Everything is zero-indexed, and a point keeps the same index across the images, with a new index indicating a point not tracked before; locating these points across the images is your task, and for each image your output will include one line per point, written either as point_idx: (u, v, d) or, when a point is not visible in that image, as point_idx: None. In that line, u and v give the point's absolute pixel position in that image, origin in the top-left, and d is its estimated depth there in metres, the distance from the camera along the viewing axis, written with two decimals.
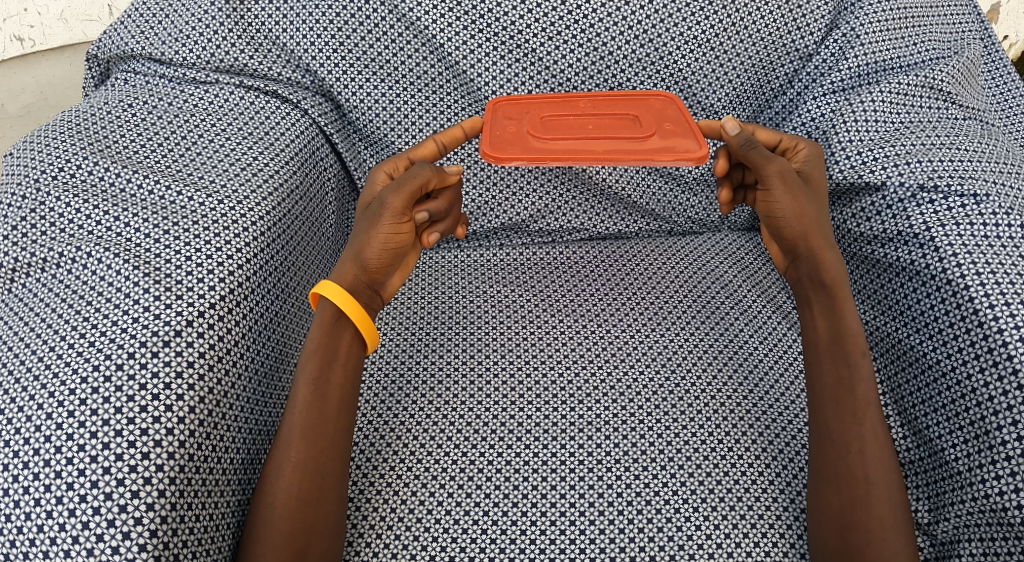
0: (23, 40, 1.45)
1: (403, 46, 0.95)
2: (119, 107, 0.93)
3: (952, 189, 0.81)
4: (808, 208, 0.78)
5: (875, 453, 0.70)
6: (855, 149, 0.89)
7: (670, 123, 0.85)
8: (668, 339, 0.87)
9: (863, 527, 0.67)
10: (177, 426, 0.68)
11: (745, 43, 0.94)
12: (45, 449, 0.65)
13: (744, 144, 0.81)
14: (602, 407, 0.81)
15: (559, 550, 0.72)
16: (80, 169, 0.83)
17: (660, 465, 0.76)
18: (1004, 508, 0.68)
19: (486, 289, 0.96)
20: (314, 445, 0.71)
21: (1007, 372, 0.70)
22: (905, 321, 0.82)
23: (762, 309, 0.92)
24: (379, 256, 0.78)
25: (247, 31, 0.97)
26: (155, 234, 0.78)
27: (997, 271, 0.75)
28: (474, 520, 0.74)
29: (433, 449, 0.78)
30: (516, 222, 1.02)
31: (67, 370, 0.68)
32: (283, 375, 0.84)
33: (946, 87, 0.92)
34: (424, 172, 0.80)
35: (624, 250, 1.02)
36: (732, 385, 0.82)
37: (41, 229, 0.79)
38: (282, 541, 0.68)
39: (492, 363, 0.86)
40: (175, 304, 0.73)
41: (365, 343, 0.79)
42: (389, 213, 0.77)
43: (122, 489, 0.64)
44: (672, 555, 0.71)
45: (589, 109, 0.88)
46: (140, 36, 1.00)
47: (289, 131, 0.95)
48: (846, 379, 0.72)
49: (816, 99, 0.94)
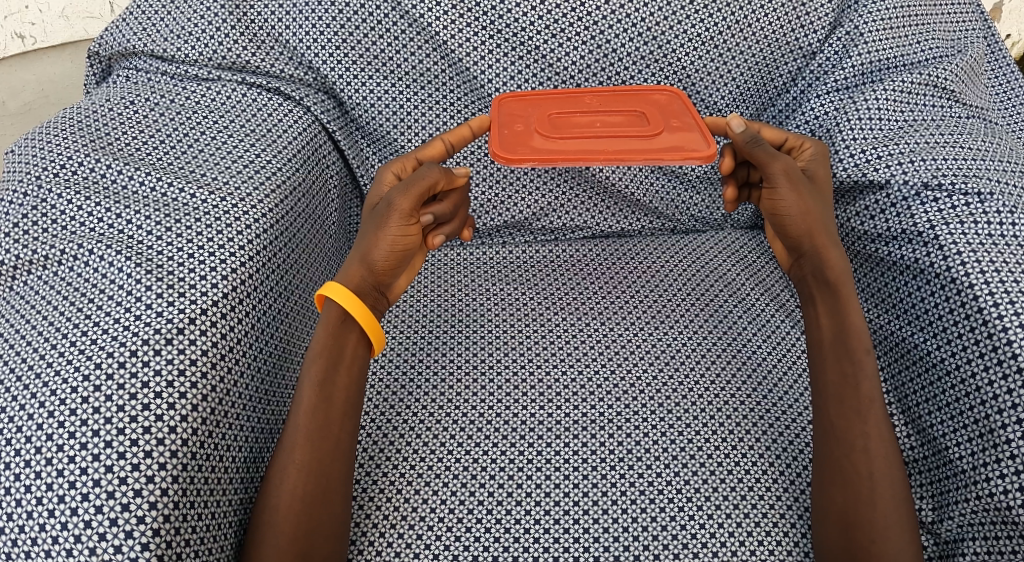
0: (25, 38, 1.44)
1: (405, 44, 0.94)
2: (122, 104, 0.93)
3: (956, 187, 0.81)
4: (814, 206, 0.77)
5: (879, 450, 0.70)
6: (858, 147, 0.88)
7: (676, 119, 0.85)
8: (672, 337, 0.87)
9: (868, 525, 0.67)
10: (180, 424, 0.68)
11: (749, 41, 0.94)
12: (47, 447, 0.65)
13: (750, 142, 0.81)
14: (605, 405, 0.81)
15: (564, 549, 0.72)
16: (82, 166, 0.83)
17: (664, 464, 0.76)
18: (1008, 506, 0.68)
19: (489, 287, 0.96)
20: (319, 444, 0.71)
21: (1011, 371, 0.70)
22: (909, 320, 0.82)
23: (767, 307, 0.91)
24: (387, 257, 0.78)
25: (249, 27, 0.97)
26: (158, 231, 0.78)
27: (1001, 269, 0.75)
28: (478, 519, 0.74)
29: (437, 447, 0.78)
30: (519, 220, 1.02)
31: (69, 369, 0.68)
32: (286, 374, 0.83)
33: (949, 85, 0.92)
34: (433, 172, 0.80)
35: (626, 248, 1.02)
36: (737, 383, 0.82)
37: (42, 226, 0.79)
38: (288, 540, 0.68)
39: (496, 361, 0.86)
40: (178, 302, 0.73)
41: (372, 344, 0.78)
42: (397, 214, 0.77)
43: (125, 488, 0.64)
44: (676, 553, 0.71)
45: (595, 107, 0.88)
46: (142, 33, 1.00)
47: (291, 128, 0.95)
48: (852, 378, 0.72)
49: (819, 98, 0.94)
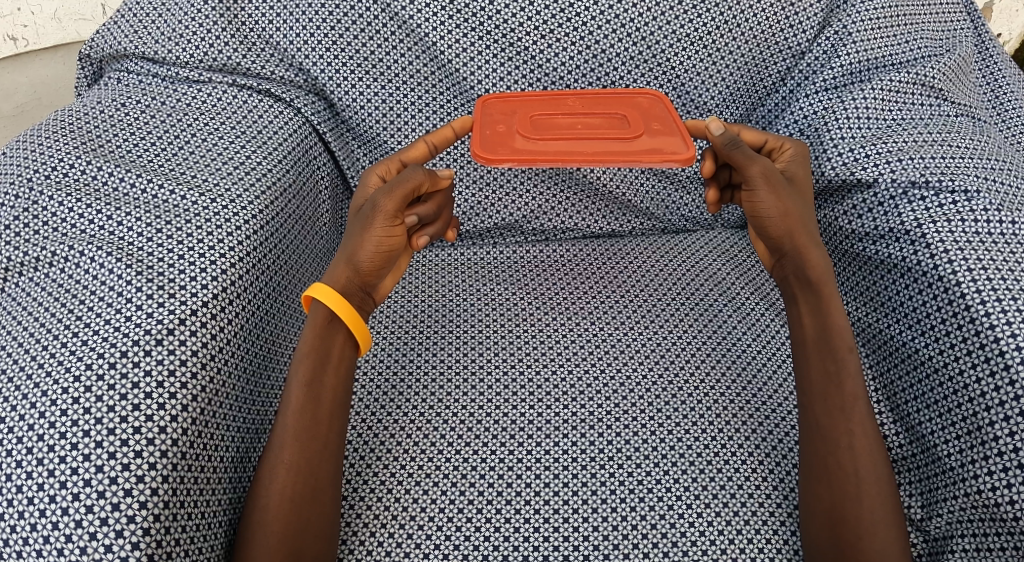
0: (17, 40, 1.44)
1: (395, 46, 0.95)
2: (113, 106, 0.93)
3: (944, 186, 0.81)
4: (794, 207, 0.78)
5: (863, 448, 0.70)
6: (847, 147, 0.89)
7: (659, 122, 0.85)
8: (662, 335, 0.87)
9: (854, 524, 0.67)
10: (171, 424, 0.68)
11: (739, 42, 0.94)
12: (38, 448, 0.65)
13: (728, 144, 0.81)
14: (596, 404, 0.81)
15: (553, 547, 0.72)
16: (74, 169, 0.83)
17: (654, 462, 0.76)
18: (997, 504, 0.68)
19: (481, 287, 0.96)
20: (308, 445, 0.71)
21: (1000, 369, 0.70)
22: (897, 317, 0.82)
23: (756, 306, 0.92)
24: (372, 258, 0.78)
25: (241, 30, 0.97)
26: (148, 234, 0.79)
27: (989, 267, 0.75)
28: (469, 518, 0.74)
29: (427, 447, 0.79)
30: (510, 222, 1.02)
31: (59, 369, 0.68)
32: (274, 373, 0.83)
33: (939, 84, 0.92)
34: (417, 174, 0.80)
35: (617, 249, 1.02)
36: (726, 382, 0.82)
37: (34, 228, 0.79)
38: (276, 541, 0.68)
39: (487, 361, 0.86)
40: (168, 303, 0.73)
41: (359, 346, 0.79)
42: (381, 215, 0.77)
43: (116, 488, 0.64)
44: (665, 551, 0.71)
45: (577, 108, 0.88)
46: (134, 35, 1.00)
47: (282, 131, 0.96)
48: (835, 377, 0.73)
49: (809, 97, 0.94)
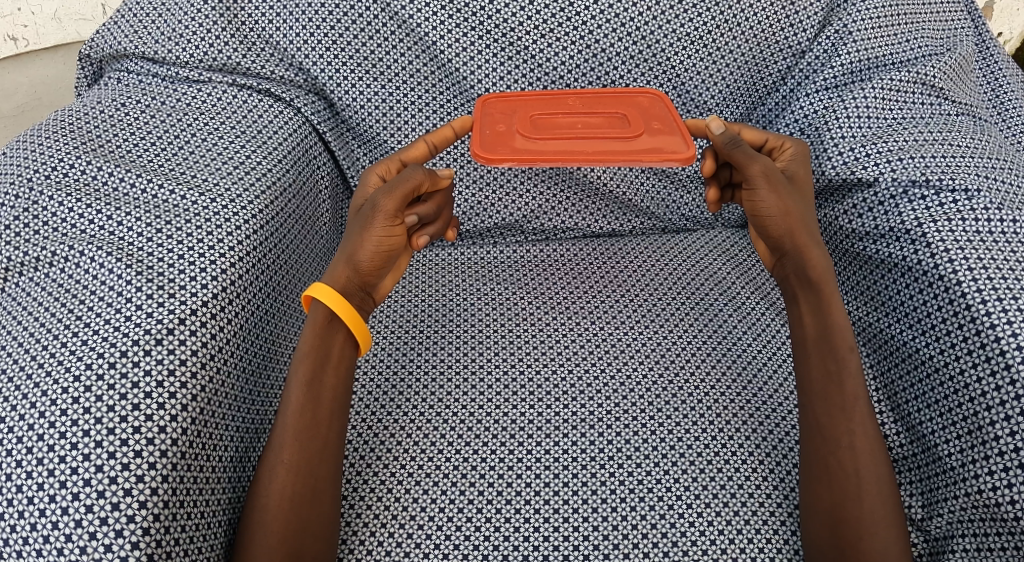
0: (17, 40, 1.44)
1: (395, 45, 0.95)
2: (113, 106, 0.93)
3: (945, 185, 0.81)
4: (794, 206, 0.78)
5: (864, 447, 0.70)
6: (848, 146, 0.89)
7: (659, 121, 0.85)
8: (663, 335, 0.87)
9: (855, 524, 0.67)
10: (171, 424, 0.68)
11: (739, 41, 0.94)
12: (38, 448, 0.65)
13: (729, 143, 0.81)
14: (596, 403, 0.81)
15: (553, 547, 0.72)
16: (74, 168, 0.83)
17: (653, 462, 0.76)
18: (998, 504, 0.68)
19: (481, 287, 0.96)
20: (308, 445, 0.71)
21: (1001, 368, 0.70)
22: (898, 317, 0.82)
23: (756, 305, 0.92)
24: (372, 257, 0.78)
25: (241, 30, 0.97)
26: (148, 233, 0.79)
27: (990, 267, 0.75)
28: (469, 518, 0.74)
29: (427, 447, 0.78)
30: (510, 222, 1.02)
31: (59, 369, 0.68)
32: (273, 373, 0.83)
33: (940, 83, 0.92)
34: (417, 173, 0.80)
35: (617, 249, 1.02)
36: (726, 381, 0.82)
37: (34, 228, 0.79)
38: (277, 540, 0.68)
39: (487, 361, 0.86)
40: (168, 303, 0.73)
41: (358, 346, 0.79)
42: (381, 215, 0.77)
43: (115, 488, 0.64)
44: (665, 551, 0.71)
45: (577, 107, 0.88)
46: (134, 35, 1.00)
47: (282, 130, 0.96)
48: (835, 377, 0.72)
49: (809, 96, 0.94)
